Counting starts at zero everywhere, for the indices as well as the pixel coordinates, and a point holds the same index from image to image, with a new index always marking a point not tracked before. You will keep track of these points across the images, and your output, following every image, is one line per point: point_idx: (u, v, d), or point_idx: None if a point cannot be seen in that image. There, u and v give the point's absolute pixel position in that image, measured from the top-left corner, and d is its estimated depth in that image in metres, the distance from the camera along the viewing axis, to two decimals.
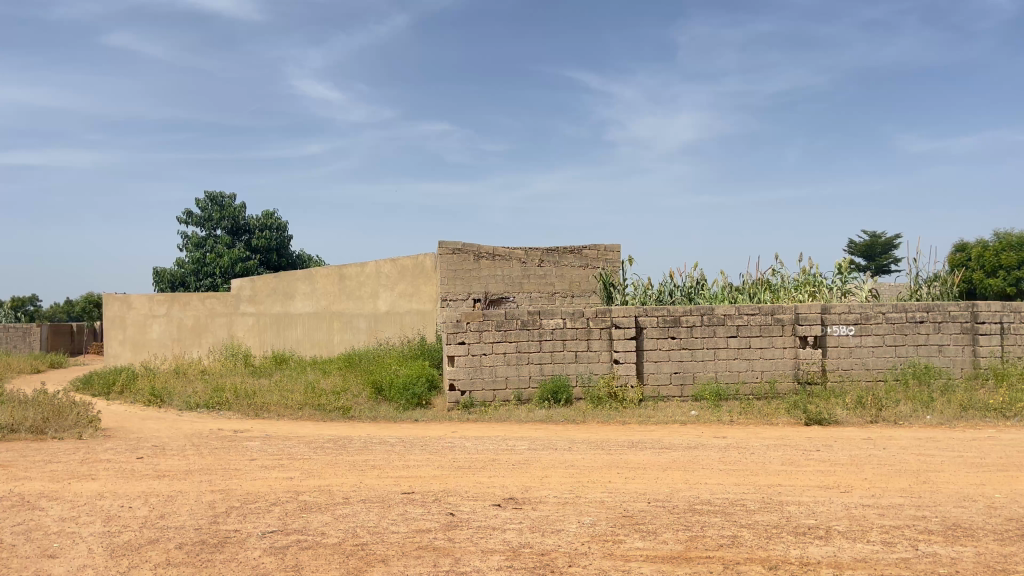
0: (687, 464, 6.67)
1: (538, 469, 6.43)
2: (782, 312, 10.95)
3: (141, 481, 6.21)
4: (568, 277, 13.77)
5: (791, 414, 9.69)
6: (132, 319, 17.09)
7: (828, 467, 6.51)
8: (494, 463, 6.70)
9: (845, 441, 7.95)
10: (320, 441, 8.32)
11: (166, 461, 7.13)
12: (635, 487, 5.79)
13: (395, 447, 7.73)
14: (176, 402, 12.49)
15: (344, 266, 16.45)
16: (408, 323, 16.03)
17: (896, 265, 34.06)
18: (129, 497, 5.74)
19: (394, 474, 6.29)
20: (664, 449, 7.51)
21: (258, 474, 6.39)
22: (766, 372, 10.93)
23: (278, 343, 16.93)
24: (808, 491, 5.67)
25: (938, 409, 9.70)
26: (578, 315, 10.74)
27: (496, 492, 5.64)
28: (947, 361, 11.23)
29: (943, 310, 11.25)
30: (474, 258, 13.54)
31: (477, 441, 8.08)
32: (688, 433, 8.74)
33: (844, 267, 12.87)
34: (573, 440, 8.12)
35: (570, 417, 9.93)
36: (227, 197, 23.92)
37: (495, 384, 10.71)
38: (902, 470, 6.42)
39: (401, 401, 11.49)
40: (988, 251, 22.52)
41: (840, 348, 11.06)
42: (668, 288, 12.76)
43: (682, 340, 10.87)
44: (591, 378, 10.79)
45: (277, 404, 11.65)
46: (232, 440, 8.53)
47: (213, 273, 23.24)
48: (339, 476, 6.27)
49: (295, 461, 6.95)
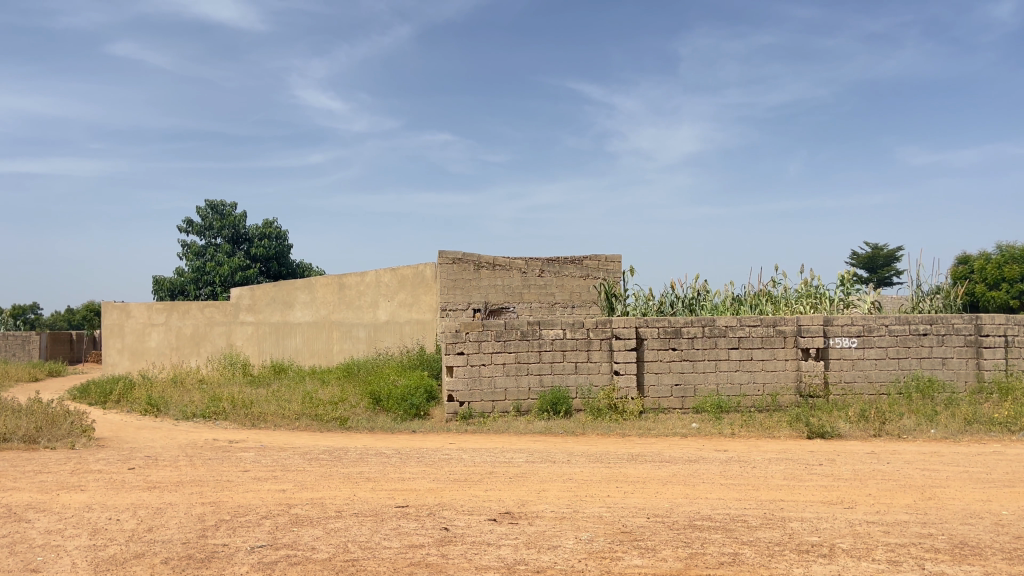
0: (687, 478, 6.55)
1: (536, 482, 6.31)
2: (783, 324, 10.85)
3: (130, 493, 6.10)
4: (568, 288, 13.68)
5: (793, 427, 9.56)
6: (130, 326, 17.01)
7: (830, 481, 6.39)
8: (491, 476, 6.59)
9: (848, 455, 7.84)
10: (316, 452, 8.21)
11: (157, 472, 7.02)
12: (634, 501, 5.67)
13: (391, 458, 7.61)
14: (173, 412, 12.38)
15: (344, 276, 16.36)
16: (408, 333, 15.95)
17: (898, 276, 33.95)
18: (117, 509, 5.62)
19: (388, 487, 6.18)
20: (664, 462, 7.40)
21: (250, 486, 6.27)
22: (768, 385, 10.81)
23: (276, 352, 16.79)
24: (811, 506, 5.54)
25: (942, 424, 9.60)
26: (578, 326, 10.65)
27: (492, 506, 5.53)
28: (952, 374, 11.10)
29: (947, 322, 11.13)
30: (474, 267, 13.44)
31: (475, 453, 7.96)
32: (689, 446, 8.64)
33: (846, 278, 12.80)
34: (572, 452, 8.02)
35: (569, 429, 9.81)
36: (228, 205, 23.88)
37: (494, 395, 10.59)
38: (906, 485, 6.30)
39: (399, 411, 11.42)
40: (990, 264, 22.44)
41: (843, 361, 10.95)
42: (669, 299, 12.70)
43: (682, 352, 10.76)
44: (591, 391, 10.67)
45: (274, 414, 11.54)
46: (226, 451, 8.43)
47: (213, 282, 23.20)
48: (332, 488, 6.16)
49: (288, 473, 6.84)
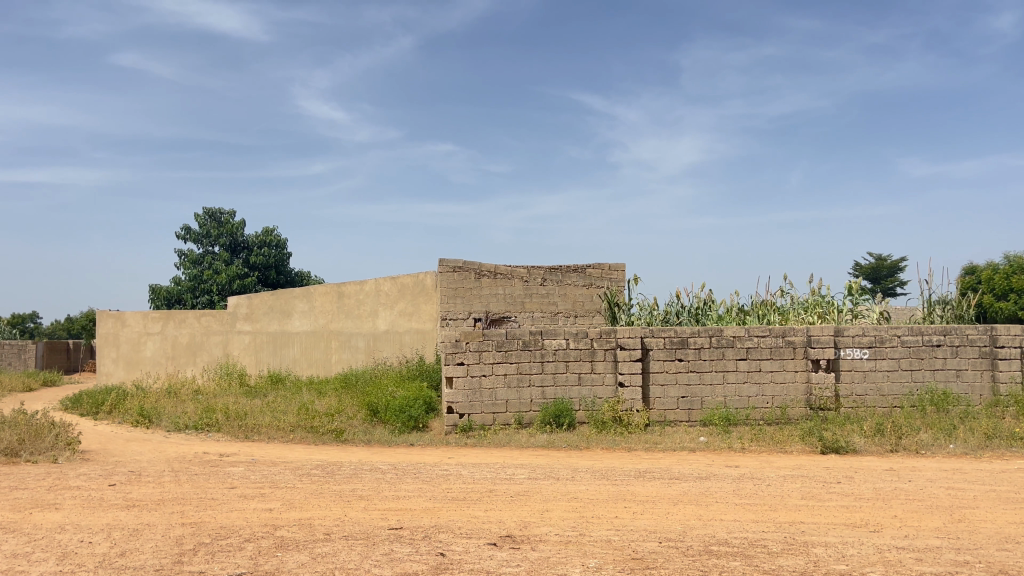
0: (700, 497, 6.16)
1: (539, 502, 5.93)
2: (792, 334, 10.49)
3: (107, 512, 5.74)
4: (571, 297, 13.34)
5: (805, 442, 9.18)
6: (125, 336, 16.68)
7: (851, 502, 6.00)
8: (490, 495, 6.20)
9: (866, 472, 7.46)
10: (307, 467, 7.83)
11: (138, 489, 6.65)
12: (644, 523, 5.30)
13: (386, 475, 7.23)
14: (165, 423, 12.02)
15: (343, 284, 16.00)
16: (407, 343, 15.61)
17: (903, 286, 33.53)
18: (90, 531, 5.27)
19: (382, 506, 5.80)
20: (673, 480, 7.00)
21: (235, 505, 5.89)
22: (777, 398, 10.44)
23: (273, 361, 16.44)
24: (835, 529, 5.17)
25: (961, 438, 9.22)
26: (582, 336, 10.30)
27: (492, 528, 5.15)
28: (966, 387, 10.72)
29: (961, 333, 10.76)
30: (475, 276, 13.10)
31: (474, 469, 7.58)
32: (698, 461, 8.28)
33: (854, 288, 12.46)
34: (576, 468, 7.64)
35: (572, 442, 9.44)
36: (225, 213, 23.64)
37: (494, 407, 10.23)
38: (933, 506, 5.92)
39: (397, 423, 11.08)
40: (998, 275, 22.10)
41: (855, 372, 10.58)
42: (674, 309, 12.38)
43: (689, 363, 10.40)
44: (594, 403, 10.31)
45: (268, 426, 11.19)
46: (214, 466, 8.07)
47: (210, 290, 22.82)
48: (322, 507, 5.79)
49: (277, 490, 6.46)
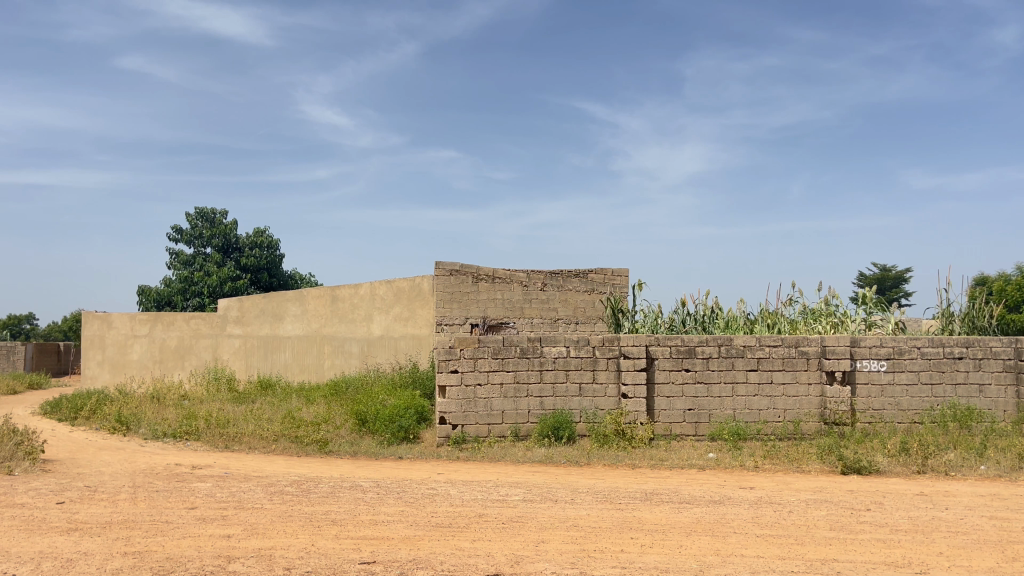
0: (716, 526, 5.48)
1: (534, 531, 5.24)
2: (806, 344, 9.80)
3: (42, 538, 5.05)
4: (572, 303, 12.64)
5: (824, 461, 8.49)
6: (111, 338, 16.07)
7: (887, 535, 5.31)
8: (480, 521, 5.51)
9: (896, 497, 6.75)
10: (282, 484, 7.13)
11: (87, 508, 5.95)
12: (654, 560, 4.61)
13: (366, 494, 6.53)
14: (142, 431, 11.34)
15: (337, 288, 15.34)
16: (402, 349, 14.90)
17: (908, 298, 32.89)
18: (17, 560, 4.59)
19: (356, 534, 5.10)
20: (683, 504, 6.29)
21: (190, 530, 5.21)
22: (790, 412, 9.75)
23: (263, 366, 15.74)
24: (875, 570, 4.48)
25: (992, 459, 8.50)
26: (583, 343, 9.61)
27: (478, 564, 4.46)
28: (989, 403, 10.03)
29: (984, 346, 10.07)
30: (473, 279, 12.43)
31: (464, 488, 6.88)
32: (710, 481, 7.59)
33: (867, 297, 11.81)
34: (576, 489, 6.95)
35: (572, 457, 8.75)
36: (217, 213, 22.97)
37: (490, 418, 9.55)
38: (982, 541, 5.23)
39: (386, 433, 10.40)
40: (1011, 286, 21.47)
41: (872, 386, 9.90)
42: (680, 317, 11.73)
43: (696, 374, 9.73)
44: (595, 415, 9.59)
45: (250, 436, 10.50)
46: (180, 481, 7.36)
47: (201, 292, 22.14)
48: (288, 534, 5.10)
49: (241, 512, 5.78)
